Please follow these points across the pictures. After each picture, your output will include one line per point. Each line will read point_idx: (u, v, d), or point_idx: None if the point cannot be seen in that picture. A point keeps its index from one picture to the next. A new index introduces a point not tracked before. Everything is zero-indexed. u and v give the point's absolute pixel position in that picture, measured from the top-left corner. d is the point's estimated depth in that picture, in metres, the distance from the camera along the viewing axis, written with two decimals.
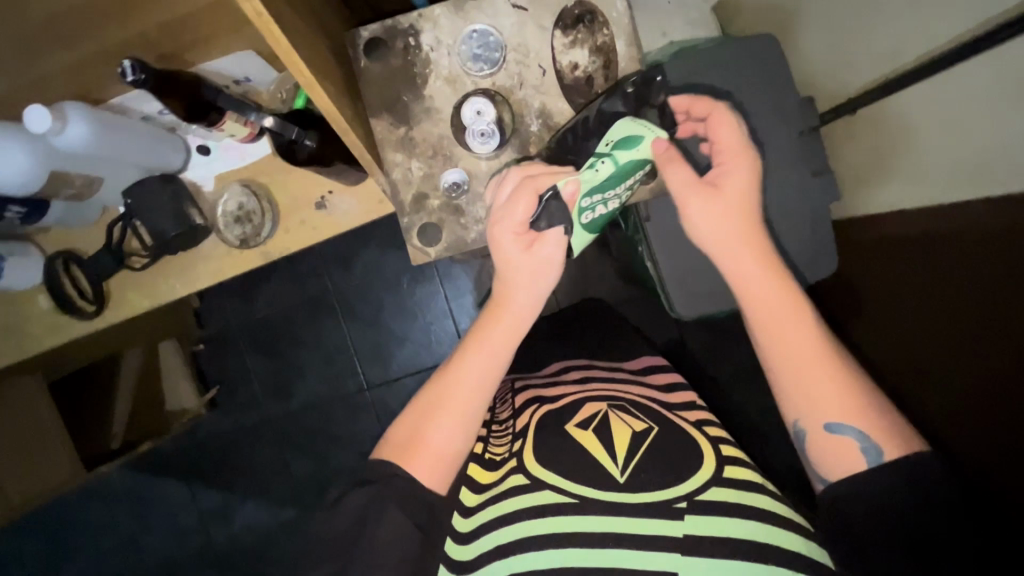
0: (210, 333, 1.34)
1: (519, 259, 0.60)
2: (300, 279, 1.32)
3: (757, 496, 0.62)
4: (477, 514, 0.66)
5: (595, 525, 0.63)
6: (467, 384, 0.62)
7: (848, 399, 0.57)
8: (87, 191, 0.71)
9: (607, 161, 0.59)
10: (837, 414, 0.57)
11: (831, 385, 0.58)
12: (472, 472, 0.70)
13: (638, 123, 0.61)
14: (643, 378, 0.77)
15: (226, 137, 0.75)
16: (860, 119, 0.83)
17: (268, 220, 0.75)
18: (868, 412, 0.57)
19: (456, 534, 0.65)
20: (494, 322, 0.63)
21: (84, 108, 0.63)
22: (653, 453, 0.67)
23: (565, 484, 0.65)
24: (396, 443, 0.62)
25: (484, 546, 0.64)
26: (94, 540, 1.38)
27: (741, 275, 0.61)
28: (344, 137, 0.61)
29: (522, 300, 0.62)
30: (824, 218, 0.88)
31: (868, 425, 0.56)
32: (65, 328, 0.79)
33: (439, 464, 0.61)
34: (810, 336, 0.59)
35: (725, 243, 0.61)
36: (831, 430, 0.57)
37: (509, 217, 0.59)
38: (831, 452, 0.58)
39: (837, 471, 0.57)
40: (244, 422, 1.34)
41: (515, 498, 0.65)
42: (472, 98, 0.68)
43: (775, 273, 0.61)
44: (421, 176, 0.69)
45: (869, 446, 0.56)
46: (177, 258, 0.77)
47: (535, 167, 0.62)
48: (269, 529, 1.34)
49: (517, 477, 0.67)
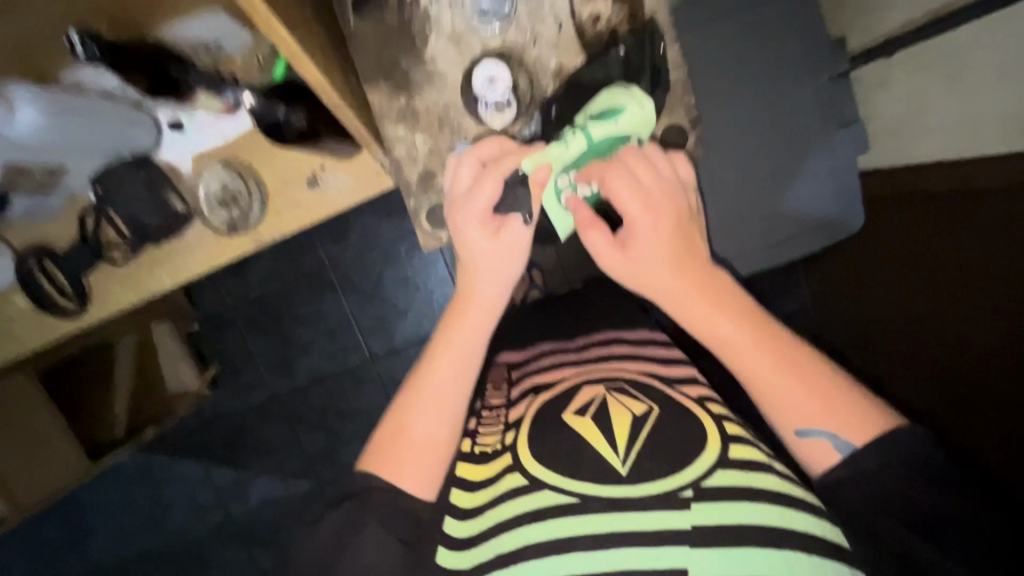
0: (204, 313, 1.29)
1: (484, 249, 0.55)
2: (294, 253, 1.25)
3: (782, 482, 0.46)
4: (476, 519, 0.51)
5: (596, 527, 0.46)
6: (438, 385, 0.55)
7: (812, 394, 0.46)
8: (52, 180, 0.66)
9: (581, 133, 0.56)
10: (800, 417, 0.46)
11: (787, 385, 0.47)
12: (461, 472, 0.55)
13: (622, 93, 0.58)
14: (641, 351, 0.60)
15: (201, 112, 0.67)
16: (896, 62, 0.76)
17: (256, 202, 0.69)
18: (836, 407, 0.46)
19: (447, 541, 0.51)
20: (460, 318, 0.57)
21: (32, 90, 0.57)
22: (660, 439, 0.49)
23: (563, 480, 0.49)
24: (376, 452, 0.54)
25: (487, 556, 0.48)
26: (110, 521, 1.38)
27: (668, 292, 0.51)
28: (337, 112, 0.53)
29: (489, 291, 0.56)
30: (851, 174, 0.79)
31: (841, 420, 0.45)
32: (48, 328, 0.73)
33: (425, 466, 0.53)
34: (753, 338, 0.48)
35: (653, 272, 0.51)
36: (800, 436, 0.46)
37: (473, 204, 0.55)
38: (806, 457, 0.47)
39: (817, 470, 0.46)
40: (250, 401, 1.32)
41: (511, 502, 0.49)
42: (484, 62, 0.61)
43: (699, 272, 0.51)
44: (426, 151, 0.63)
45: (843, 443, 0.45)
46: (160, 248, 0.71)
47: (489, 151, 0.58)
48: (285, 503, 1.34)
49: (515, 477, 0.51)
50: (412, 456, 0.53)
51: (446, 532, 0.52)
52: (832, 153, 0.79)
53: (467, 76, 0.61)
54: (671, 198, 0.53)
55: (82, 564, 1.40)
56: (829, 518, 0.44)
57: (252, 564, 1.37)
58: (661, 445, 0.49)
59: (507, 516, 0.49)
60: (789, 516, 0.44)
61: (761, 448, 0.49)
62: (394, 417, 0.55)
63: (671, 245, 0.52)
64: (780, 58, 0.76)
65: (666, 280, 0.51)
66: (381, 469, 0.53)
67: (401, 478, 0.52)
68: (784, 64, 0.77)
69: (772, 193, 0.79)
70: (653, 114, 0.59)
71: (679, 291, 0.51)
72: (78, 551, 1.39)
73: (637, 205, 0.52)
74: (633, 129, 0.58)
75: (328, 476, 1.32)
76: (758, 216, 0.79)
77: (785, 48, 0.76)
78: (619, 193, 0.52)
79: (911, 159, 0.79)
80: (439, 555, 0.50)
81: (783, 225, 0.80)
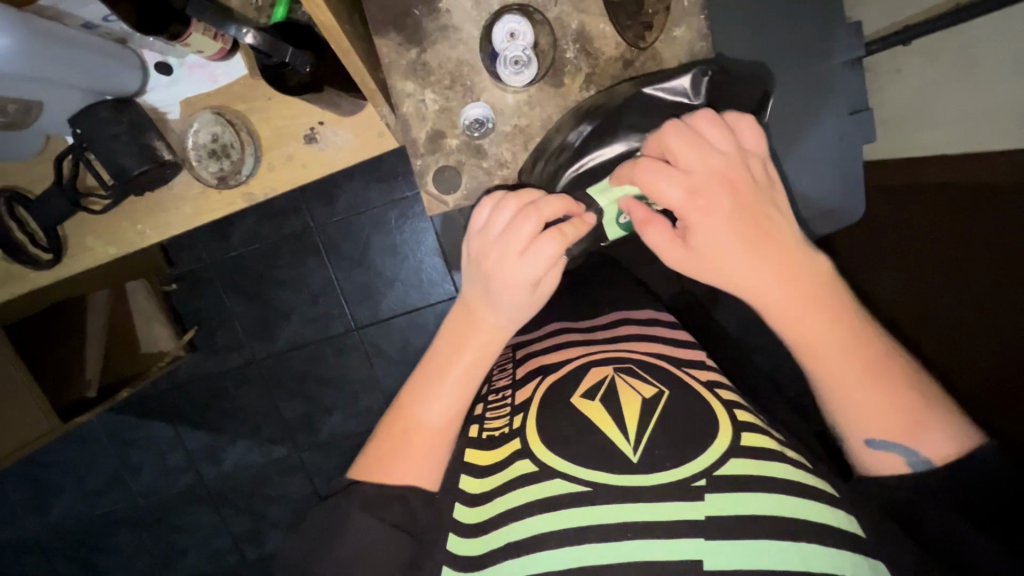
0: (182, 273, 1.25)
1: (518, 307, 0.52)
2: (278, 214, 1.21)
3: (792, 468, 0.46)
4: (487, 505, 0.49)
5: (607, 517, 0.45)
6: (446, 397, 0.53)
7: (900, 407, 0.45)
8: (23, 119, 0.59)
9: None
10: (882, 429, 0.45)
11: (874, 394, 0.46)
12: (470, 458, 0.54)
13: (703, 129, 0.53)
14: (651, 332, 0.60)
15: (191, 54, 0.63)
16: (913, 50, 0.75)
17: (249, 154, 0.65)
18: (923, 423, 0.45)
19: (459, 527, 0.49)
20: (467, 342, 0.54)
21: (7, 13, 0.51)
22: (669, 421, 0.49)
23: (575, 469, 0.48)
24: (371, 458, 0.53)
25: (497, 543, 0.47)
26: (78, 482, 1.34)
27: (753, 289, 0.47)
28: (345, 59, 0.49)
29: (503, 330, 0.54)
30: (856, 162, 0.77)
31: (920, 435, 0.45)
32: (18, 279, 0.69)
33: (425, 462, 0.52)
34: (834, 344, 0.46)
35: (735, 270, 0.47)
36: (870, 445, 0.46)
37: (524, 268, 0.49)
38: (869, 463, 0.47)
39: (872, 472, 0.47)
40: (228, 364, 1.28)
41: (522, 489, 0.48)
42: (505, 16, 0.58)
43: (794, 266, 0.47)
44: (436, 110, 0.60)
45: (917, 460, 0.45)
46: (144, 199, 0.67)
47: (550, 207, 0.50)
48: (262, 469, 1.32)
49: (525, 464, 0.50)
50: (412, 459, 0.52)
51: (456, 518, 0.50)
52: (841, 141, 0.76)
53: (484, 31, 0.59)
54: (728, 180, 0.47)
55: (48, 523, 1.37)
56: (843, 509, 0.44)
57: (227, 529, 1.36)
58: (670, 428, 0.49)
59: (516, 501, 0.48)
60: (803, 505, 0.44)
61: (768, 434, 0.49)
62: (393, 421, 0.54)
63: (749, 240, 0.47)
64: (795, 40, 0.73)
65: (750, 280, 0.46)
66: (377, 475, 0.52)
67: (399, 478, 0.52)
68: (799, 46, 0.73)
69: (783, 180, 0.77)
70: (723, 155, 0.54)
71: (768, 287, 0.47)
72: (43, 510, 1.36)
73: (680, 192, 0.46)
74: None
75: (308, 443, 1.30)
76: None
77: (801, 23, 0.73)
78: (653, 185, 0.47)
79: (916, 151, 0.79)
80: (448, 540, 0.49)
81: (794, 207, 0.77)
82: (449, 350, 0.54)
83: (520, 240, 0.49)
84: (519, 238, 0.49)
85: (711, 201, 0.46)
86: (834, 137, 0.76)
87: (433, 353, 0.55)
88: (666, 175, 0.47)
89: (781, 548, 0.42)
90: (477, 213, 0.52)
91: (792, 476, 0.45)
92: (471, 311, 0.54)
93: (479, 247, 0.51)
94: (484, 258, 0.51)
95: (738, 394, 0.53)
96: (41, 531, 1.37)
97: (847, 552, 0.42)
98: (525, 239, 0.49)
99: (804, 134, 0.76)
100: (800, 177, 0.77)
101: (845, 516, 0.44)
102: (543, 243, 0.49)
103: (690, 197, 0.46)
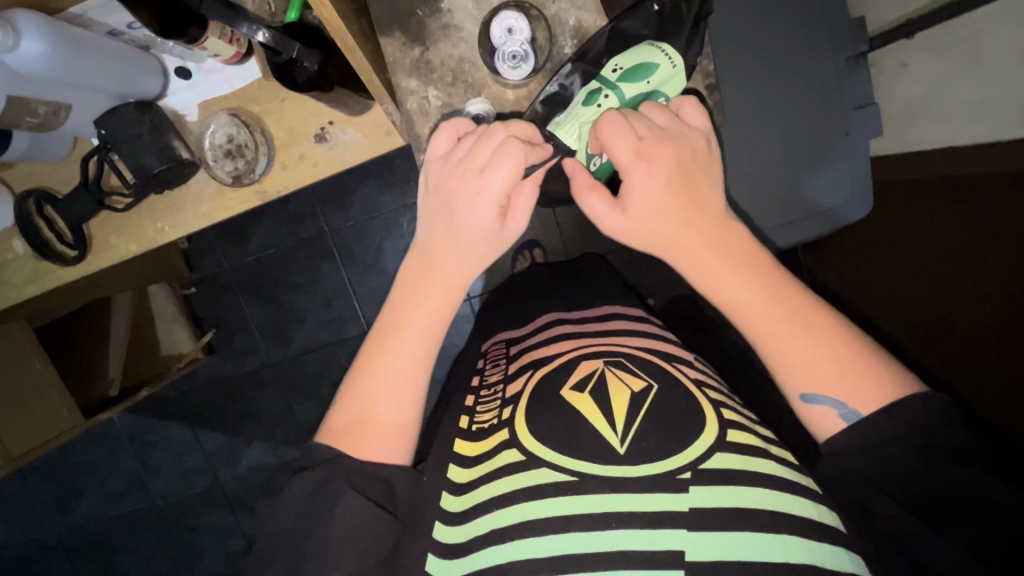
0: (201, 277, 1.29)
1: (479, 229, 0.51)
2: (294, 221, 1.25)
3: (774, 464, 0.46)
4: (470, 494, 0.50)
5: (592, 506, 0.46)
6: (399, 361, 0.53)
7: (825, 359, 0.46)
8: (52, 120, 0.61)
9: (612, 94, 0.56)
10: (807, 382, 0.47)
11: (802, 347, 0.47)
12: (458, 448, 0.55)
13: (655, 48, 0.55)
14: (640, 328, 0.61)
15: (209, 58, 0.66)
16: (915, 44, 0.76)
17: (262, 155, 0.67)
18: (850, 376, 0.46)
19: (445, 515, 0.50)
20: (422, 295, 0.54)
21: (37, 18, 0.54)
22: (656, 413, 0.50)
23: (561, 458, 0.48)
24: (343, 425, 0.53)
25: (480, 530, 0.48)
26: (101, 482, 1.38)
27: (682, 249, 0.50)
28: (350, 56, 0.51)
29: (463, 266, 0.54)
30: (864, 156, 0.77)
31: (851, 386, 0.46)
32: (48, 275, 0.72)
33: (394, 440, 0.52)
34: (768, 302, 0.48)
35: (671, 224, 0.49)
36: (805, 401, 0.47)
37: (484, 185, 0.49)
38: (810, 419, 0.48)
39: (823, 435, 0.47)
40: (245, 367, 1.31)
41: (507, 478, 0.49)
42: (502, 12, 0.60)
43: (722, 234, 0.50)
44: (438, 106, 0.62)
45: (850, 411, 0.46)
46: (164, 199, 0.70)
47: (517, 125, 0.52)
48: (276, 472, 1.33)
49: (512, 453, 0.50)
50: (379, 437, 0.52)
51: (444, 506, 0.50)
52: (846, 136, 0.76)
53: (483, 28, 0.61)
54: (677, 146, 0.50)
55: (72, 523, 1.41)
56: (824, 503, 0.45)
57: (242, 531, 1.37)
58: (655, 420, 0.49)
59: (502, 489, 0.49)
60: (779, 498, 0.44)
61: (753, 432, 0.49)
62: (361, 393, 0.53)
63: (682, 201, 0.49)
64: (791, 42, 0.74)
65: (679, 237, 0.49)
66: (348, 444, 0.51)
67: (371, 456, 0.51)
68: (798, 48, 0.74)
69: (779, 184, 0.78)
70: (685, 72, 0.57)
71: (696, 249, 0.49)
72: (67, 509, 1.40)
73: (628, 152, 0.48)
74: (664, 89, 0.57)
75: None
76: (753, 201, 0.79)
77: (805, 23, 0.74)
78: (607, 140, 0.49)
79: (923, 144, 0.79)
80: (435, 529, 0.49)
81: (782, 202, 0.79)
82: (407, 299, 0.54)
83: (481, 153, 0.50)
84: (483, 157, 0.50)
85: (658, 166, 0.48)
86: (842, 134, 0.76)
87: (393, 310, 0.55)
88: (620, 132, 0.49)
89: (759, 540, 0.42)
90: (437, 142, 0.54)
91: (775, 472, 0.46)
92: (431, 253, 0.54)
93: (439, 170, 0.53)
94: (447, 180, 0.51)
95: (726, 395, 0.54)
96: (65, 531, 1.41)
97: (829, 547, 0.43)
98: (487, 152, 0.50)
99: (808, 129, 0.76)
100: (803, 173, 0.77)
101: (826, 511, 0.45)
102: (506, 150, 0.49)
103: (637, 158, 0.48)
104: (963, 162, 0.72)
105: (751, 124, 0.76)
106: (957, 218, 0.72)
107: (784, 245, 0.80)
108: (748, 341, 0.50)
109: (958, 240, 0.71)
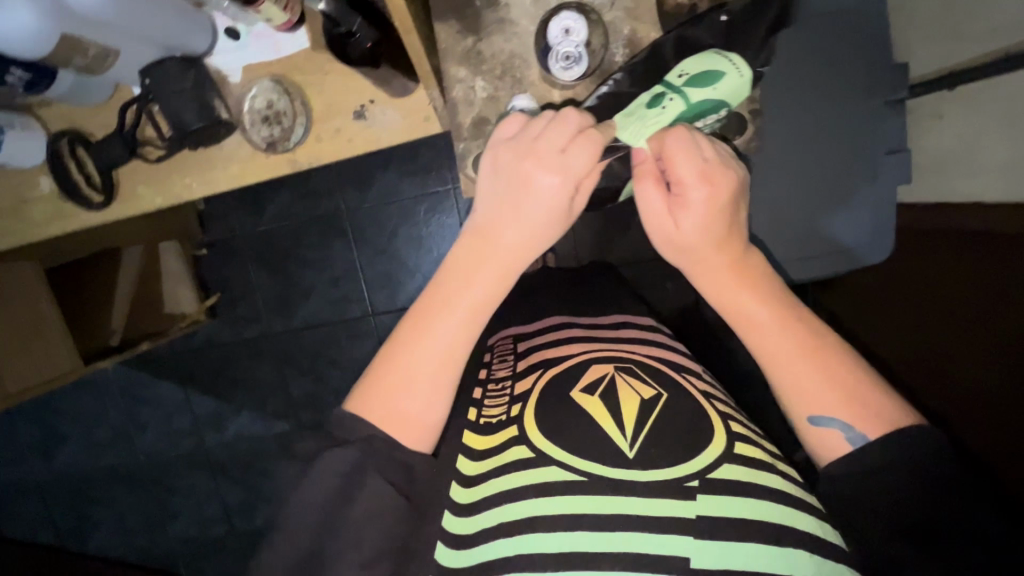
0: (213, 240, 1.29)
1: (554, 205, 0.53)
2: (312, 195, 1.25)
3: (780, 479, 0.46)
4: (480, 486, 0.50)
5: (598, 507, 0.46)
6: (440, 343, 0.53)
7: (834, 384, 0.47)
8: (99, 65, 0.62)
9: (677, 97, 0.56)
10: (818, 403, 0.47)
11: (814, 371, 0.47)
12: (467, 439, 0.54)
13: (720, 56, 0.57)
14: (650, 337, 0.61)
15: (260, 23, 0.66)
16: (953, 98, 0.76)
17: (300, 124, 0.68)
18: (857, 401, 0.46)
19: (455, 506, 0.49)
20: (466, 281, 0.53)
21: None
22: (665, 422, 0.50)
23: (571, 459, 0.48)
24: (367, 397, 0.53)
25: (486, 523, 0.47)
26: (86, 432, 1.38)
27: (717, 268, 0.51)
28: (405, 37, 0.52)
29: (534, 243, 0.54)
30: (890, 199, 0.77)
31: (858, 411, 0.46)
32: (72, 217, 0.72)
33: (405, 421, 0.52)
34: (782, 323, 0.49)
35: (715, 246, 0.51)
36: (813, 423, 0.47)
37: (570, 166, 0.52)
38: (816, 444, 0.48)
39: (825, 459, 0.47)
40: (244, 335, 1.31)
41: (517, 474, 0.49)
42: (561, 12, 0.61)
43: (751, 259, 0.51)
44: (484, 97, 0.63)
45: (857, 434, 0.46)
46: (197, 155, 0.70)
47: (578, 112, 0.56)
48: (263, 443, 1.33)
49: (520, 449, 0.50)
50: (393, 414, 0.52)
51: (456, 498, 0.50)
52: (873, 179, 0.77)
53: (539, 27, 0.62)
54: (733, 174, 0.52)
55: (53, 470, 1.40)
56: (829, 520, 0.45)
57: (219, 498, 1.37)
58: (664, 428, 0.49)
59: (510, 485, 0.48)
60: (788, 512, 0.44)
61: (760, 446, 0.49)
62: (382, 370, 0.53)
63: (726, 226, 0.51)
64: (833, 80, 0.75)
65: (716, 257, 0.51)
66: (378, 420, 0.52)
67: (380, 427, 0.52)
68: (840, 87, 0.75)
69: (804, 213, 0.78)
70: (750, 82, 0.58)
71: (733, 272, 0.51)
72: (48, 455, 1.39)
73: (695, 172, 0.50)
74: (730, 98, 0.58)
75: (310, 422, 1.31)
76: (786, 232, 0.79)
77: (848, 64, 0.74)
78: (676, 155, 0.50)
79: (952, 196, 0.79)
80: (445, 520, 0.49)
81: (801, 238, 0.79)
82: (464, 274, 0.54)
83: (560, 136, 0.52)
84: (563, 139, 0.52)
85: (721, 191, 0.50)
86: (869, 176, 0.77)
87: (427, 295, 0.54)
88: (687, 153, 0.50)
89: (767, 554, 0.42)
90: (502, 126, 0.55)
91: (782, 487, 0.46)
92: (495, 234, 0.54)
93: (511, 153, 0.53)
94: (524, 162, 0.53)
95: (734, 409, 0.54)
96: (44, 477, 1.41)
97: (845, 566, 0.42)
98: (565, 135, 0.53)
99: (835, 165, 0.77)
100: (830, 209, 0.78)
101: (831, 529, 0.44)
102: (590, 133, 0.53)
103: (702, 179, 0.50)
104: (982, 218, 0.72)
105: (783, 155, 0.77)
106: (970, 270, 0.73)
107: (800, 278, 0.82)
108: (760, 363, 0.50)
109: (972, 292, 0.73)
